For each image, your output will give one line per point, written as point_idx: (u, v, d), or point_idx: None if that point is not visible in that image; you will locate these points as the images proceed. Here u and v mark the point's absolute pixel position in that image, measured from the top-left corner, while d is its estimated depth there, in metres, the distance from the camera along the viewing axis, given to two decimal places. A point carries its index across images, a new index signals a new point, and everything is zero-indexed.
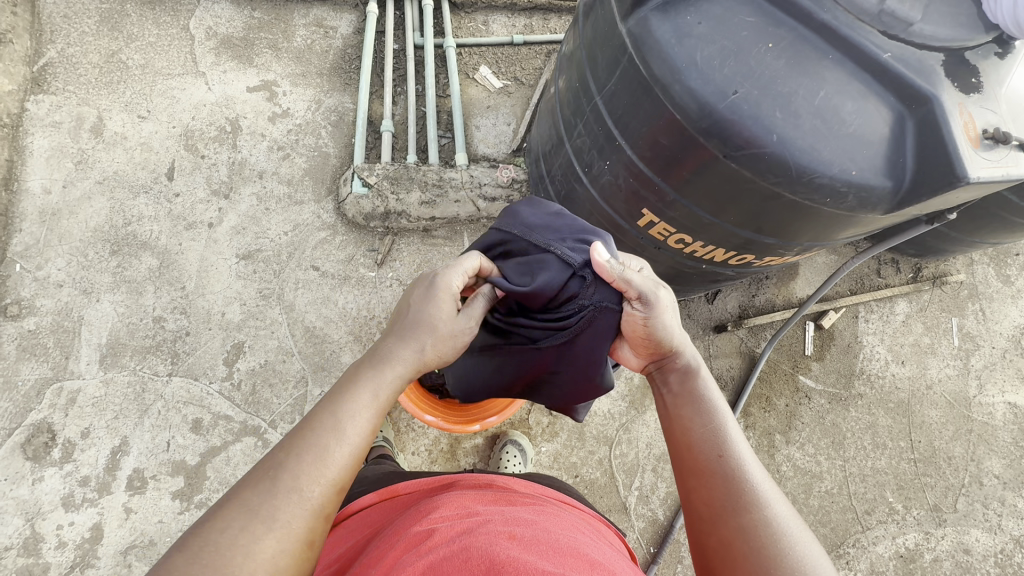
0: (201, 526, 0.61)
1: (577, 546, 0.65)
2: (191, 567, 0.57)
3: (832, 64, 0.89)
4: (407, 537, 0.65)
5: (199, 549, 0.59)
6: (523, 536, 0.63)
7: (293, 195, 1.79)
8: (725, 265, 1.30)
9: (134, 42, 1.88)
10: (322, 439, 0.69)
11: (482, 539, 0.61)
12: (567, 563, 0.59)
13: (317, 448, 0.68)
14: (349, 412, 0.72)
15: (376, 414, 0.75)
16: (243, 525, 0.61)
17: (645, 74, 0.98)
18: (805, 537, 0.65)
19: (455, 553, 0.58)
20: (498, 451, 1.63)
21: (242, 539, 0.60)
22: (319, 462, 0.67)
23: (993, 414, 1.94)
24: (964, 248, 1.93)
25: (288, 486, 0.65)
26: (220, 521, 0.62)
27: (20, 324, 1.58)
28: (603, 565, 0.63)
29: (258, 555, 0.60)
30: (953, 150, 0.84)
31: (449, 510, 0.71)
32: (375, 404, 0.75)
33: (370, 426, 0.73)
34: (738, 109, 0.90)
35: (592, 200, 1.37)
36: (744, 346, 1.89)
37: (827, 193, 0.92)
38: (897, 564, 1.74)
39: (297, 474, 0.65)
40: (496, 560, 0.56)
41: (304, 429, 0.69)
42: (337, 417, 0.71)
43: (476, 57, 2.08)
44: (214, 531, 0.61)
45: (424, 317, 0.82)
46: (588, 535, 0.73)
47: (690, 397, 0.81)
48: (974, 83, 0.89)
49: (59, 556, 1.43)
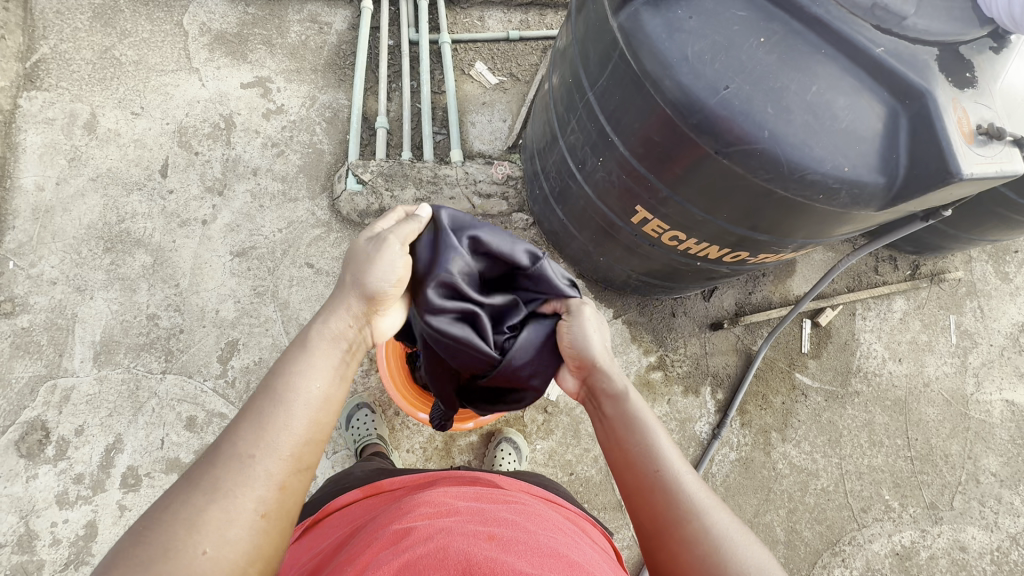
0: (153, 509, 0.63)
1: (556, 545, 0.65)
2: (140, 555, 0.57)
3: (824, 59, 0.88)
4: (385, 536, 0.65)
5: (147, 530, 0.60)
6: (502, 536, 0.62)
7: (288, 192, 1.78)
8: (720, 263, 1.30)
9: (127, 38, 1.87)
10: (259, 404, 0.71)
11: (460, 538, 0.60)
12: (546, 564, 0.59)
13: (257, 415, 0.71)
14: (291, 375, 0.75)
15: (315, 369, 0.76)
16: (189, 496, 0.63)
17: (636, 69, 0.97)
18: (745, 540, 0.69)
19: (432, 552, 0.58)
20: (493, 449, 1.63)
21: (183, 514, 0.61)
22: (257, 426, 0.69)
23: (991, 412, 1.94)
24: (962, 245, 1.92)
25: (231, 453, 0.67)
26: (170, 508, 0.62)
27: (14, 321, 1.58)
28: (582, 566, 0.63)
29: (201, 526, 0.61)
30: (946, 146, 0.83)
31: (429, 508, 0.71)
32: (323, 361, 0.78)
33: (310, 378, 0.75)
34: (729, 105, 0.89)
35: (586, 197, 1.36)
36: (741, 344, 1.89)
37: (819, 190, 0.91)
38: (893, 561, 1.73)
39: (239, 440, 0.68)
40: (473, 560, 0.56)
41: (250, 404, 0.73)
42: (272, 383, 0.74)
43: (471, 53, 2.07)
44: (160, 509, 0.62)
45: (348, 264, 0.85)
46: (570, 534, 0.73)
47: (623, 415, 0.85)
48: (969, 78, 0.88)
49: (53, 553, 1.43)
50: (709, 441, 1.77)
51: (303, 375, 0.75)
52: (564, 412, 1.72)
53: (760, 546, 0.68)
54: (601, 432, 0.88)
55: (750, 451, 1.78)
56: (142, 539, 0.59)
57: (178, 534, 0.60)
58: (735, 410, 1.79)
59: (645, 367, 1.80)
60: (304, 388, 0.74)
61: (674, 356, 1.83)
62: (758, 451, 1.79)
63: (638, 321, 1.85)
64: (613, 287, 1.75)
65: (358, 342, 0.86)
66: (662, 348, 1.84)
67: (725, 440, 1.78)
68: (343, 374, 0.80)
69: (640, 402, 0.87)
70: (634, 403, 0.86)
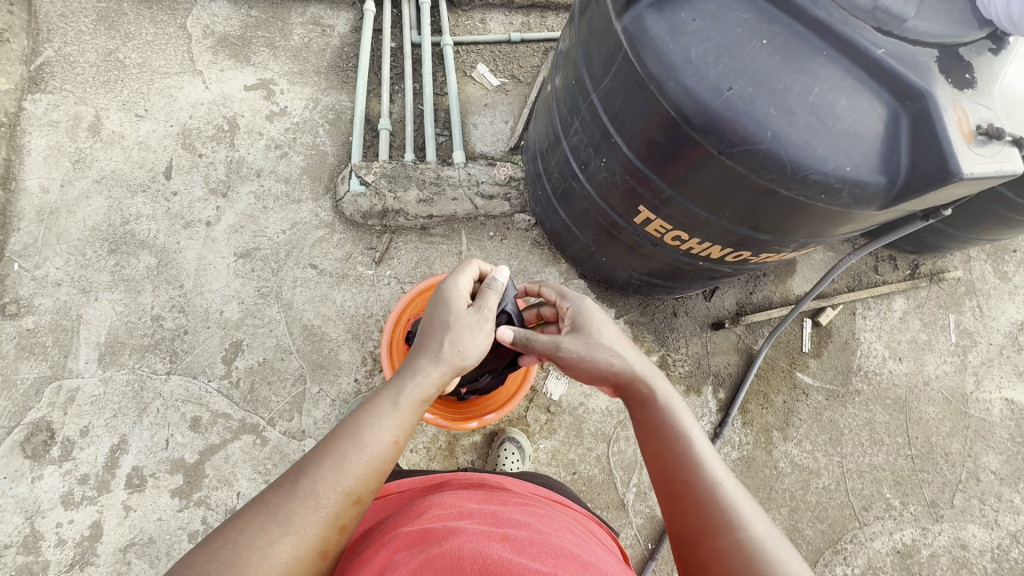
0: (234, 516, 0.66)
1: (568, 546, 0.66)
2: (209, 564, 0.60)
3: (826, 60, 0.89)
4: (400, 537, 0.66)
5: (220, 547, 0.62)
6: (515, 536, 0.63)
7: (291, 193, 1.79)
8: (721, 262, 1.31)
9: (131, 41, 1.88)
10: (341, 446, 0.72)
11: (474, 538, 0.61)
12: (560, 564, 0.60)
13: (336, 455, 0.71)
14: (374, 421, 0.76)
15: (399, 424, 0.78)
16: (263, 526, 0.65)
17: (640, 71, 0.98)
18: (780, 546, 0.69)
19: (447, 551, 0.59)
20: (497, 448, 1.63)
21: (258, 539, 0.63)
22: (337, 467, 0.71)
23: (990, 410, 1.95)
24: (961, 245, 1.94)
25: (306, 491, 0.68)
26: (240, 521, 0.65)
27: (19, 323, 1.58)
28: (595, 566, 0.63)
29: (270, 557, 0.63)
30: (947, 145, 0.84)
31: (442, 510, 0.72)
32: (397, 410, 0.79)
33: (391, 435, 0.76)
34: (733, 106, 0.90)
35: (589, 197, 1.37)
36: (742, 343, 1.90)
37: (821, 189, 0.92)
38: (894, 559, 1.74)
39: (316, 480, 0.69)
40: (487, 561, 0.57)
41: (328, 438, 0.74)
42: (355, 429, 0.75)
43: (473, 55, 2.08)
44: (235, 527, 0.64)
45: (442, 322, 0.91)
46: (581, 535, 0.74)
47: (657, 420, 0.86)
48: (968, 79, 0.90)
49: (59, 554, 1.43)
50: (711, 440, 1.78)
51: (379, 423, 0.76)
52: (567, 411, 1.72)
53: (799, 559, 0.68)
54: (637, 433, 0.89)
55: (752, 450, 1.79)
56: (219, 547, 0.62)
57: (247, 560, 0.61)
58: (736, 409, 1.80)
59: None
60: (382, 437, 0.75)
61: (675, 356, 1.84)
62: (760, 450, 1.80)
63: (639, 321, 1.86)
64: (615, 287, 1.76)
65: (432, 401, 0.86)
66: (664, 348, 1.85)
67: (727, 439, 1.79)
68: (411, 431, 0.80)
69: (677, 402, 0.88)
70: (673, 407, 0.87)
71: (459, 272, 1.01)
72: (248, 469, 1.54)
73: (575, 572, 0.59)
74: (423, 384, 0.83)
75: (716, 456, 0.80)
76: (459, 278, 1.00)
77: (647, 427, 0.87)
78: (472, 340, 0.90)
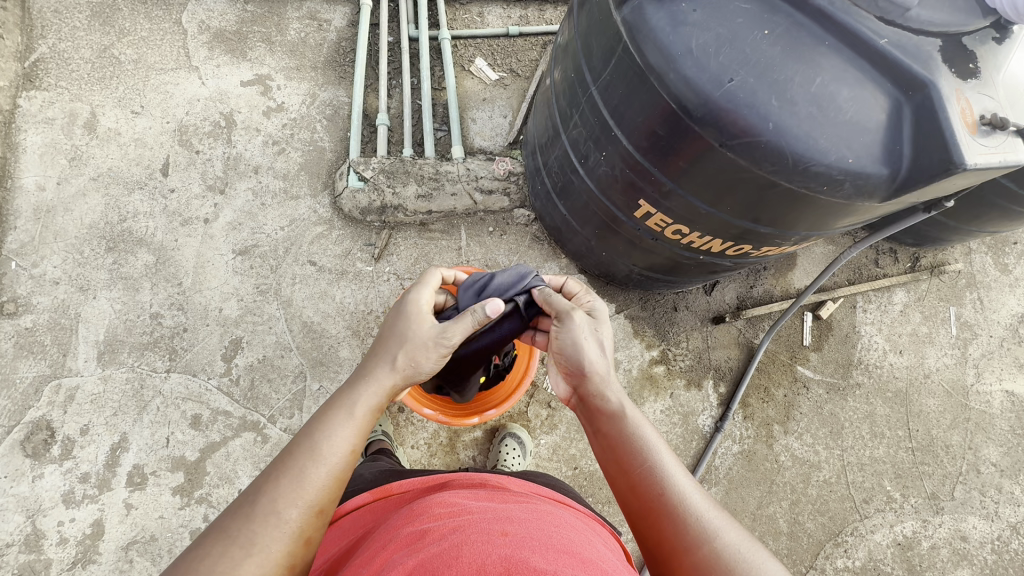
0: (196, 545, 0.66)
1: (569, 543, 0.65)
2: None
3: (828, 51, 0.88)
4: (399, 537, 0.66)
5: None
6: (515, 533, 0.63)
7: (289, 189, 1.78)
8: (722, 256, 1.30)
9: (126, 37, 1.86)
10: (296, 464, 0.72)
11: (473, 537, 0.61)
12: (560, 559, 0.59)
13: (292, 474, 0.71)
14: (328, 432, 0.76)
15: (354, 432, 0.78)
16: (226, 549, 0.65)
17: (640, 63, 0.98)
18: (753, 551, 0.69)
19: (447, 551, 0.59)
20: (498, 444, 1.63)
21: (222, 563, 0.63)
22: (294, 484, 0.71)
23: (991, 403, 1.95)
24: (962, 237, 1.93)
25: (265, 511, 0.68)
26: (202, 549, 0.65)
27: (17, 321, 1.58)
28: (596, 562, 0.63)
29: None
30: (950, 136, 0.84)
31: (442, 509, 0.71)
32: (352, 420, 0.79)
33: (346, 443, 0.76)
34: (734, 98, 0.89)
35: (589, 191, 1.36)
36: (742, 337, 1.90)
37: (823, 181, 0.92)
38: (895, 552, 1.75)
39: (274, 499, 0.69)
40: (487, 559, 0.57)
41: (282, 455, 0.74)
42: (309, 443, 0.75)
43: (471, 49, 2.06)
44: (198, 557, 0.64)
45: (395, 333, 0.90)
46: (583, 533, 0.74)
47: (618, 436, 0.84)
48: (972, 69, 0.89)
49: (61, 552, 1.43)
50: (712, 434, 1.78)
51: (336, 433, 0.76)
52: (568, 407, 1.72)
53: (771, 558, 0.68)
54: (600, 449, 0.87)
55: (752, 444, 1.79)
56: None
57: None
58: (737, 403, 1.80)
59: (648, 362, 1.81)
60: (340, 446, 0.76)
61: (676, 350, 1.84)
62: (761, 444, 1.80)
63: (639, 316, 1.85)
64: (615, 282, 1.76)
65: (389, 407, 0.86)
66: (664, 342, 1.84)
67: (728, 433, 1.79)
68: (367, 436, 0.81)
69: (637, 413, 0.86)
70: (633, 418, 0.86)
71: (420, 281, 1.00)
72: (249, 466, 1.54)
73: (577, 567, 0.59)
74: (375, 391, 0.83)
75: (678, 465, 0.79)
76: (416, 287, 0.99)
77: (609, 443, 0.85)
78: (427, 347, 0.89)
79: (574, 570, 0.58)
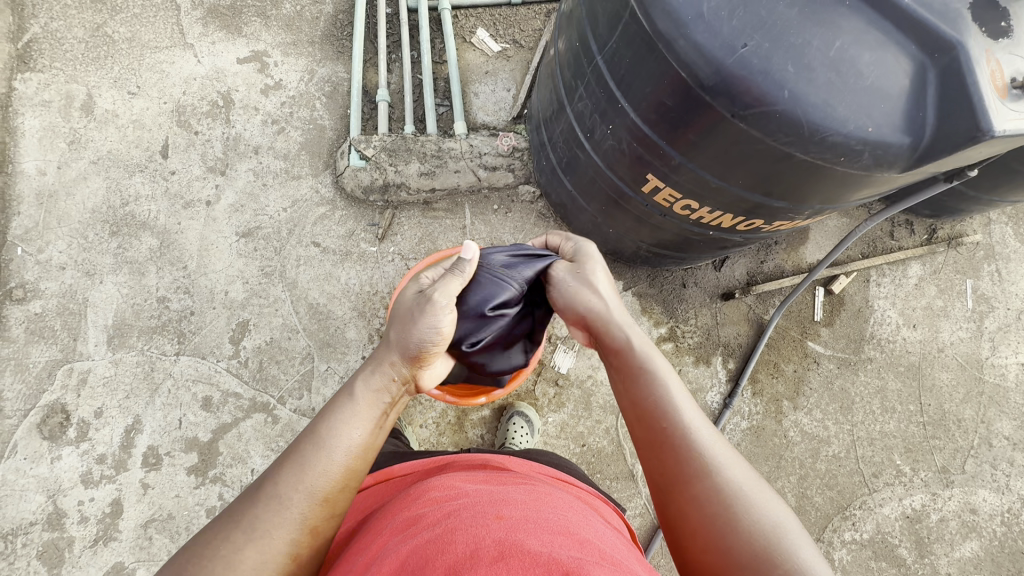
0: (213, 528, 0.69)
1: (566, 524, 0.64)
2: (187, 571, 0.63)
3: (849, 11, 0.82)
4: (396, 521, 0.66)
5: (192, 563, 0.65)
6: (511, 515, 0.62)
7: (290, 169, 1.76)
8: (732, 231, 1.26)
9: (119, 14, 1.82)
10: (302, 449, 0.73)
11: (468, 520, 0.61)
12: (554, 540, 0.58)
13: (296, 459, 0.72)
14: (333, 421, 0.76)
15: (365, 423, 0.78)
16: (229, 535, 0.67)
17: (648, 29, 0.93)
18: (750, 483, 0.71)
19: (441, 536, 0.58)
20: (506, 422, 1.64)
21: (224, 549, 0.65)
22: (297, 471, 0.71)
23: (1005, 376, 1.92)
24: (982, 208, 1.87)
25: (269, 497, 0.69)
26: (211, 537, 0.67)
27: (26, 307, 1.59)
28: (593, 542, 0.62)
29: (237, 565, 0.64)
30: (977, 101, 0.79)
31: (439, 494, 0.71)
32: (362, 410, 0.78)
33: (353, 434, 0.76)
34: (747, 64, 0.85)
35: (596, 167, 1.32)
36: (753, 313, 1.87)
37: (840, 151, 0.88)
38: (903, 524, 1.75)
39: (281, 486, 0.70)
40: (482, 542, 0.56)
41: (293, 445, 0.75)
42: (315, 429, 0.75)
43: (472, 19, 1.99)
44: (210, 541, 0.67)
45: (401, 317, 0.86)
46: (583, 513, 0.73)
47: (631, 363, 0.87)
48: (1004, 28, 0.83)
49: (83, 530, 1.47)
50: (721, 410, 1.77)
51: (343, 423, 0.76)
52: (576, 384, 1.72)
53: (772, 496, 0.70)
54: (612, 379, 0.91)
55: (761, 420, 1.79)
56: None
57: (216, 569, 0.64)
58: (746, 380, 1.79)
59: (655, 339, 1.80)
60: (346, 437, 0.75)
61: (684, 327, 1.82)
62: (769, 419, 1.79)
63: (647, 293, 1.83)
64: (622, 258, 1.73)
65: (401, 394, 0.85)
66: (673, 319, 1.82)
67: (736, 410, 1.79)
68: (383, 424, 0.81)
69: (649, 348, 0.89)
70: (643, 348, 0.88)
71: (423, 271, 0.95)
72: (261, 446, 1.56)
73: (572, 548, 0.57)
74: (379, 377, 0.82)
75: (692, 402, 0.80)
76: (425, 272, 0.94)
77: (631, 391, 0.85)
78: (422, 328, 0.84)
79: (569, 551, 0.56)
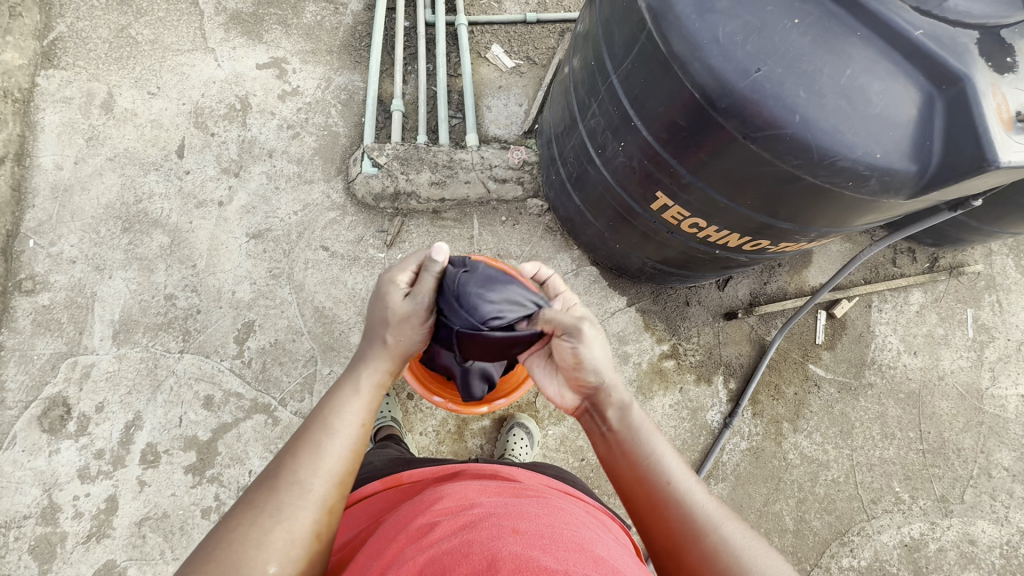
0: (230, 520, 0.69)
1: (580, 540, 0.64)
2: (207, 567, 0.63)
3: (859, 41, 0.85)
4: (409, 529, 0.66)
5: (211, 552, 0.65)
6: (527, 530, 0.62)
7: (303, 173, 1.78)
8: (738, 251, 1.28)
9: (143, 17, 1.86)
10: (315, 437, 0.77)
11: (485, 533, 0.61)
12: (570, 558, 0.58)
13: (311, 443, 0.76)
14: (339, 409, 0.82)
15: (365, 411, 0.83)
16: (254, 520, 0.68)
17: (663, 51, 0.96)
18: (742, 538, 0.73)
19: (457, 547, 0.59)
20: (506, 434, 1.64)
21: (254, 533, 0.67)
22: (315, 454, 0.75)
23: (1005, 407, 1.92)
24: (984, 239, 1.89)
25: (289, 480, 0.72)
26: (230, 524, 0.68)
27: (35, 299, 1.60)
28: (608, 561, 0.62)
29: (267, 545, 0.66)
30: (984, 133, 0.81)
31: (451, 504, 0.71)
32: (362, 397, 0.85)
33: (356, 417, 0.82)
34: (760, 89, 0.87)
35: (605, 182, 1.35)
36: (754, 334, 1.88)
37: (849, 176, 0.90)
38: (901, 553, 1.74)
39: (297, 468, 0.73)
40: (497, 556, 0.56)
41: (301, 431, 0.79)
42: (324, 419, 0.80)
43: (487, 36, 2.04)
44: (230, 531, 0.67)
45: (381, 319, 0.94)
46: (592, 526, 0.73)
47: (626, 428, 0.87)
48: (1009, 63, 0.86)
49: (76, 526, 1.46)
50: (721, 430, 1.77)
51: (348, 408, 0.82)
52: None
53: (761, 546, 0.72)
54: (606, 445, 0.88)
55: (761, 441, 1.79)
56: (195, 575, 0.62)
57: (248, 551, 0.65)
58: (747, 400, 1.79)
59: (658, 356, 1.80)
60: (351, 420, 0.81)
61: (686, 345, 1.83)
62: (769, 441, 1.79)
63: (651, 310, 1.84)
64: (627, 274, 1.74)
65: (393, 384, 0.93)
66: (675, 337, 1.83)
67: (736, 430, 1.79)
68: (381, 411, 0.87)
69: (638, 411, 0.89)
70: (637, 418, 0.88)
71: (395, 269, 0.97)
72: (260, 448, 1.56)
73: (588, 566, 0.58)
74: (374, 372, 0.89)
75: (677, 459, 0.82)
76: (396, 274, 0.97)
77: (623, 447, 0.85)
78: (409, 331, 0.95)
79: (586, 569, 0.57)
